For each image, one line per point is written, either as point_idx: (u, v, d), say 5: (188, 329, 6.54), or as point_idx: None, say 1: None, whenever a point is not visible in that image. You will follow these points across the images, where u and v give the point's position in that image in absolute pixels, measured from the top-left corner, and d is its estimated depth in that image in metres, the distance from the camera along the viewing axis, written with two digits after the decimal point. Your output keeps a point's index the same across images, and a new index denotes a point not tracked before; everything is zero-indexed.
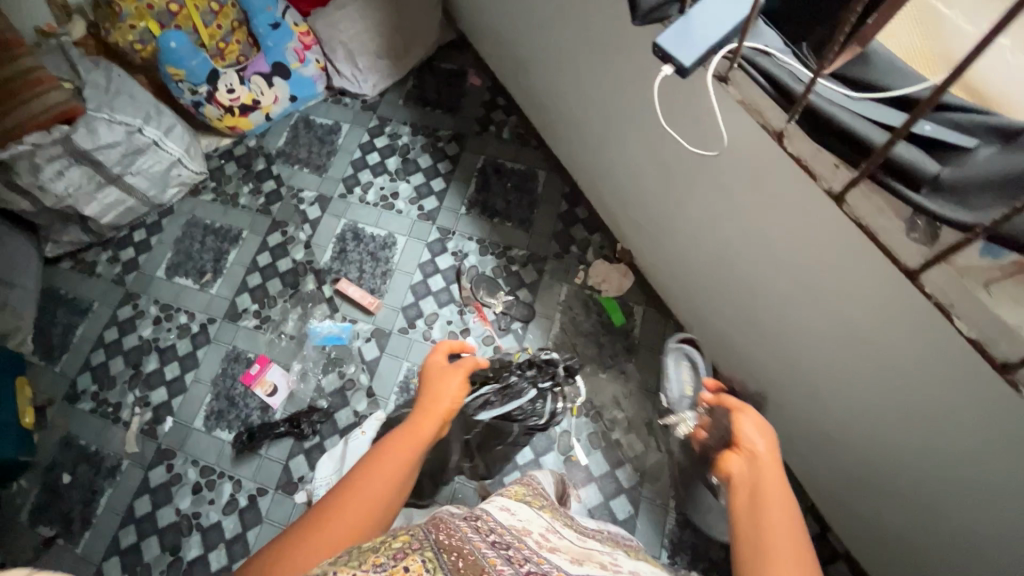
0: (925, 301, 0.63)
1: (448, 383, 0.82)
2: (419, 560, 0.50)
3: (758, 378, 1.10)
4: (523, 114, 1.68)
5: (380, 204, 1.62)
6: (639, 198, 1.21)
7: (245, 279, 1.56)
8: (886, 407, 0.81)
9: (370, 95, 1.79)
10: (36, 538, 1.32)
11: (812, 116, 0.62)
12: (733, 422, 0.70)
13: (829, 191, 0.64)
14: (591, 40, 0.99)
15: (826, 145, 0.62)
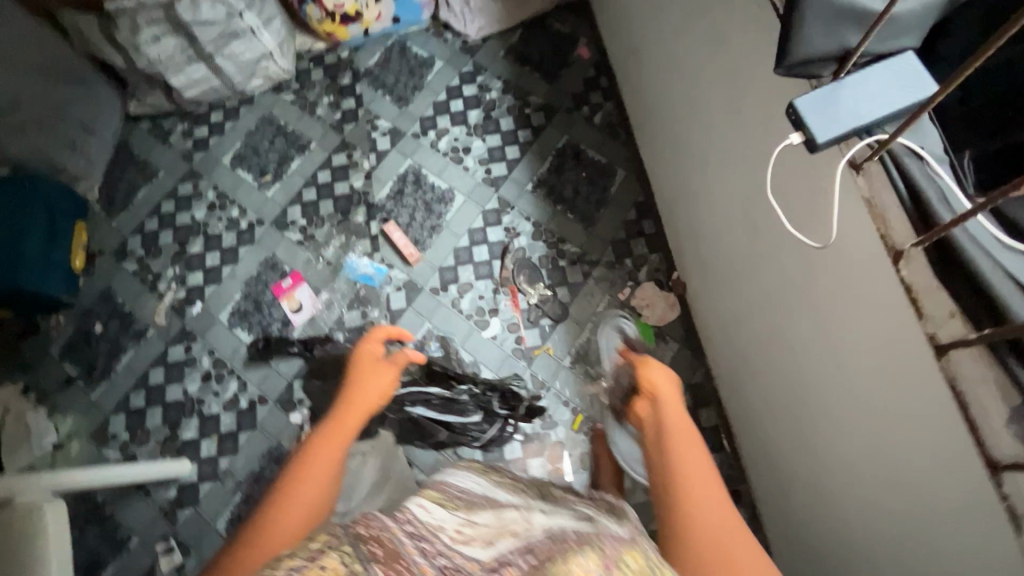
0: (1000, 491, 0.55)
1: (378, 377, 0.91)
2: (337, 556, 0.55)
3: (774, 463, 1.04)
4: (621, 104, 1.59)
5: (450, 156, 1.58)
6: (712, 236, 1.13)
7: (301, 191, 1.57)
8: (903, 560, 0.74)
9: (474, 37, 1.70)
10: (59, 374, 1.42)
11: (946, 251, 0.53)
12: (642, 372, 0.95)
13: (930, 338, 0.57)
14: (724, 60, 0.91)
15: (950, 288, 0.54)
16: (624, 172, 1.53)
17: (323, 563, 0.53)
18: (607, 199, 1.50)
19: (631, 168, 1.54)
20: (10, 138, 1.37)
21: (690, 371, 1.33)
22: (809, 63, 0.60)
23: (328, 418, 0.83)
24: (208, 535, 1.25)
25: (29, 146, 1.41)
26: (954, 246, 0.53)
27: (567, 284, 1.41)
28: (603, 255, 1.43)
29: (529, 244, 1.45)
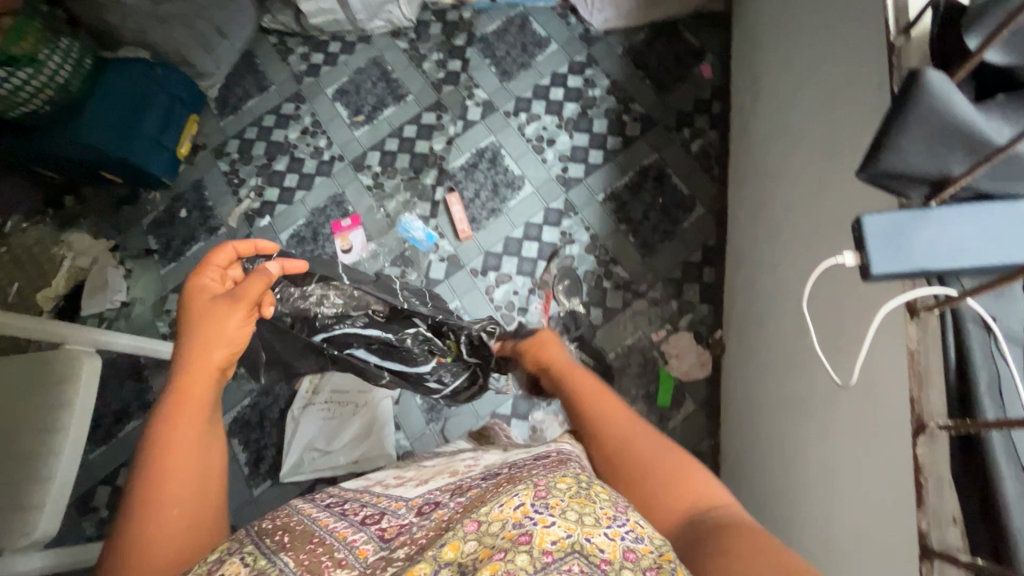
0: None
1: (224, 325, 0.76)
2: (238, 559, 0.61)
3: None
4: (726, 136, 1.47)
5: (532, 143, 1.56)
6: (768, 310, 1.04)
7: (385, 139, 1.62)
8: None
9: (597, 27, 1.65)
10: (143, 243, 1.61)
11: (970, 448, 0.46)
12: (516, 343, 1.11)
13: (921, 533, 0.51)
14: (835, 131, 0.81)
15: (959, 490, 0.47)
16: (703, 209, 1.43)
17: (223, 571, 0.59)
18: (674, 233, 1.41)
19: (712, 207, 1.43)
20: (154, 26, 1.52)
21: (698, 435, 1.26)
22: (898, 178, 0.52)
23: (171, 383, 0.71)
24: None
25: (170, 37, 1.56)
26: (981, 448, 0.45)
27: (603, 307, 1.37)
28: (650, 289, 1.37)
29: (579, 253, 1.42)
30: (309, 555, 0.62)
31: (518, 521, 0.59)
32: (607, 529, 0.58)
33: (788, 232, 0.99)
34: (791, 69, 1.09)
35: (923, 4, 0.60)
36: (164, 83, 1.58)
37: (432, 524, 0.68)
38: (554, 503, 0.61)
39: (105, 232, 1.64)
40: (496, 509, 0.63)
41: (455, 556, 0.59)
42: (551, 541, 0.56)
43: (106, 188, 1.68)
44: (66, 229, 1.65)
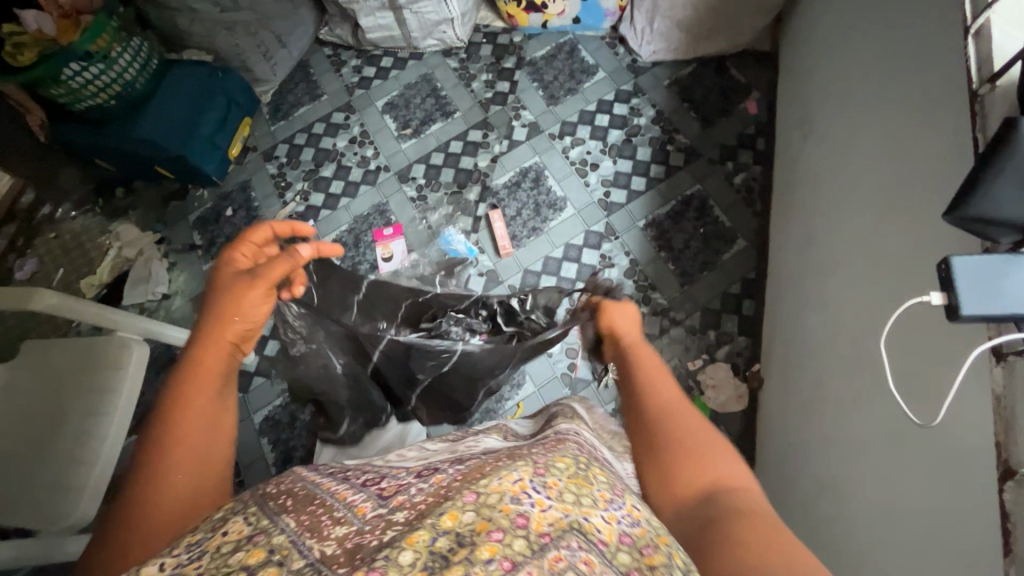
0: None
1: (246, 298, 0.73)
2: (240, 518, 0.50)
3: None
4: (770, 172, 1.49)
5: (576, 166, 1.58)
6: (817, 347, 1.03)
7: (431, 153, 1.66)
8: None
9: (644, 58, 1.69)
10: (187, 239, 1.64)
11: None
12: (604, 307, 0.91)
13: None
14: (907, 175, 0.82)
15: None
16: (744, 242, 1.43)
17: (226, 531, 0.49)
18: (714, 264, 1.42)
19: (753, 240, 1.44)
20: (221, 32, 1.58)
21: None
22: (989, 222, 0.53)
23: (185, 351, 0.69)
24: (243, 421, 1.39)
25: (234, 42, 1.62)
26: None
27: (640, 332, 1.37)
28: (688, 317, 1.37)
29: (619, 277, 1.43)
30: (310, 515, 0.51)
31: (515, 495, 0.50)
32: (605, 511, 0.52)
33: (842, 270, 0.99)
34: (847, 110, 1.11)
35: (1008, 55, 0.61)
36: (223, 86, 1.63)
37: (432, 490, 0.54)
38: (551, 483, 0.53)
39: (150, 225, 1.67)
40: (494, 481, 0.51)
41: (452, 525, 0.46)
42: (549, 522, 0.48)
43: (155, 183, 1.72)
44: (113, 220, 1.69)
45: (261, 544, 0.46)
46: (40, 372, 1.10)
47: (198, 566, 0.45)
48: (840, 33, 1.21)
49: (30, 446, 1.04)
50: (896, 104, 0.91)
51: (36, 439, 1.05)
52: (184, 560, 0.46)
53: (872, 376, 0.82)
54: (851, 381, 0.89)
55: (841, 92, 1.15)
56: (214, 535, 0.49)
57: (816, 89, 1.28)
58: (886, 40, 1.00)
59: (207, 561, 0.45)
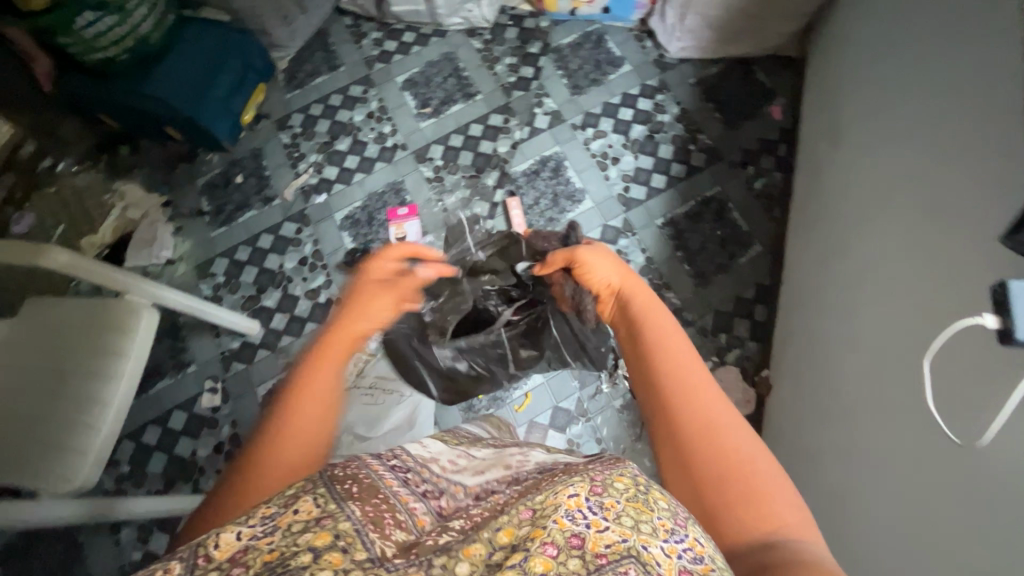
0: None
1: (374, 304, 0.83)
2: (310, 500, 0.48)
3: None
4: (791, 180, 1.49)
5: (597, 159, 1.56)
6: (837, 362, 1.04)
7: (450, 134, 1.63)
8: None
9: (672, 54, 1.67)
10: (195, 204, 1.59)
11: None
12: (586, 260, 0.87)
13: None
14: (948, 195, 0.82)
15: None
16: (759, 247, 1.44)
17: (296, 509, 0.47)
18: (729, 267, 1.42)
19: (769, 246, 1.44)
20: None
21: None
22: None
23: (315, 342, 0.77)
24: (246, 394, 1.36)
25: (253, 4, 1.56)
26: None
27: None
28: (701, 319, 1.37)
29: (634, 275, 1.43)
30: (374, 507, 0.50)
31: (570, 512, 0.46)
32: (665, 542, 0.45)
33: (867, 285, 1.00)
34: (880, 124, 1.10)
35: None
36: (239, 49, 1.58)
37: (489, 506, 0.54)
38: (609, 504, 0.47)
39: (156, 187, 1.62)
40: (549, 496, 0.48)
41: (508, 540, 0.45)
42: (606, 543, 0.43)
43: (162, 144, 1.66)
44: (116, 179, 1.64)
45: (328, 527, 0.45)
46: (41, 331, 1.07)
47: (270, 542, 0.44)
48: (874, 44, 1.21)
49: (32, 405, 1.02)
50: (936, 122, 0.91)
51: (37, 399, 1.02)
52: (257, 530, 0.45)
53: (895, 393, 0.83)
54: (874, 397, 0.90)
55: (873, 103, 1.14)
56: (286, 512, 0.47)
57: (847, 99, 1.28)
58: (926, 57, 0.99)
59: (280, 538, 0.45)
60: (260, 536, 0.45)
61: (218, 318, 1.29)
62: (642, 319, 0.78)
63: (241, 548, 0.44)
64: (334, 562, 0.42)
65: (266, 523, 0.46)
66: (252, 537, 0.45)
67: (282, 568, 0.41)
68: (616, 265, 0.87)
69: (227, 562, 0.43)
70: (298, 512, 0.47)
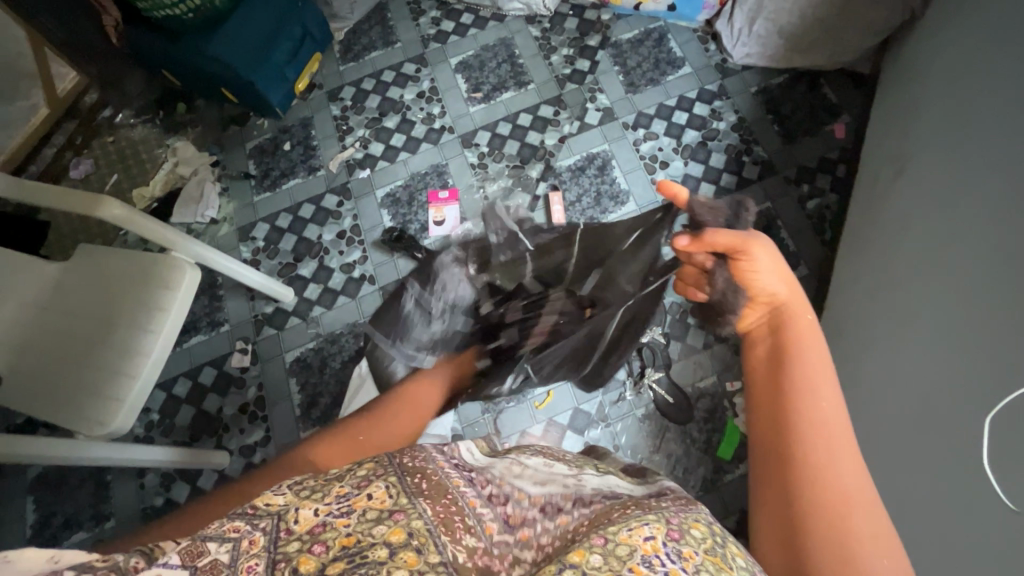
0: None
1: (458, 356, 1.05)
2: (382, 487, 0.52)
3: None
4: (846, 203, 1.43)
5: (645, 162, 1.53)
6: (885, 401, 0.99)
7: (498, 122, 1.61)
8: None
9: (735, 60, 1.61)
10: (242, 167, 1.62)
11: None
12: (758, 254, 0.76)
13: None
14: None
15: None
16: (804, 269, 1.39)
17: (369, 493, 0.51)
18: None
19: (816, 270, 1.39)
20: None
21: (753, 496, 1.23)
22: None
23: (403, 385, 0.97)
24: (274, 359, 1.39)
25: None
26: None
27: (683, 342, 1.33)
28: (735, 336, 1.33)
29: None
30: (444, 508, 0.53)
31: (647, 559, 0.49)
32: None
33: (925, 324, 0.95)
34: (955, 154, 1.04)
35: None
36: (299, 17, 1.59)
37: (558, 531, 0.59)
38: (688, 555, 0.51)
39: (207, 146, 1.65)
40: (625, 532, 0.52)
41: (580, 561, 0.48)
42: None
43: (217, 104, 1.69)
44: (171, 134, 1.68)
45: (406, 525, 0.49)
46: (91, 279, 1.11)
47: (346, 525, 0.48)
48: (956, 68, 1.14)
49: (78, 350, 1.06)
50: (1020, 158, 0.85)
51: (83, 344, 1.06)
52: (334, 511, 0.49)
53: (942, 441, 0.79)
54: (926, 446, 0.86)
55: (948, 132, 1.08)
56: (360, 494, 0.52)
57: (918, 125, 1.21)
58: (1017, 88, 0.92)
59: (353, 522, 0.48)
60: (338, 518, 0.48)
61: (253, 282, 1.32)
62: (793, 331, 0.77)
63: (317, 525, 0.47)
64: (409, 562, 0.45)
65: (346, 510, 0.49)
66: (334, 518, 0.48)
67: (360, 557, 0.45)
68: (784, 276, 0.78)
69: (307, 535, 0.47)
70: (372, 503, 0.50)
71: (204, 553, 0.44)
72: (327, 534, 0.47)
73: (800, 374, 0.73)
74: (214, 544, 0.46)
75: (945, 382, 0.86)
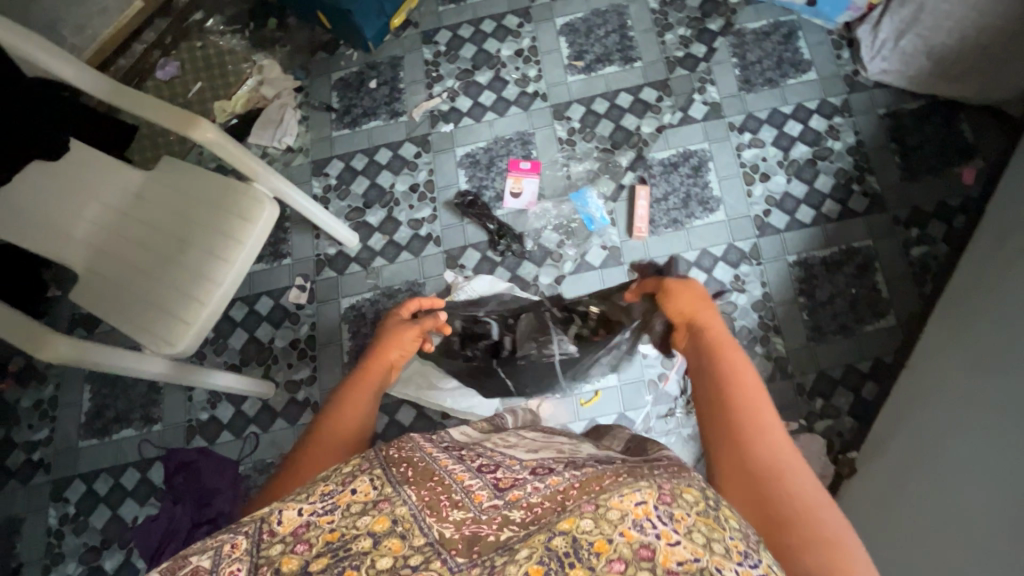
0: None
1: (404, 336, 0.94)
2: (367, 480, 0.54)
3: None
4: (957, 257, 1.31)
5: (745, 170, 1.42)
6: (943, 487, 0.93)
7: (595, 97, 1.51)
8: None
9: (869, 75, 1.45)
10: (324, 98, 1.57)
11: None
12: (676, 294, 0.85)
13: None
14: None
15: None
16: (892, 320, 1.29)
17: (354, 488, 0.54)
18: (851, 331, 1.29)
19: (905, 323, 1.29)
20: None
21: None
22: None
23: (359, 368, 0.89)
24: (330, 302, 1.39)
25: None
26: None
27: None
28: (802, 375, 1.27)
29: (744, 306, 1.32)
30: (429, 492, 0.54)
31: (638, 522, 0.47)
32: (738, 566, 0.45)
33: (1014, 422, 0.86)
34: None
35: None
36: None
37: (548, 493, 0.54)
38: (679, 517, 0.48)
39: (293, 69, 1.60)
40: (615, 497, 0.50)
41: (570, 528, 0.47)
42: (677, 560, 0.44)
43: (309, 26, 1.63)
44: (258, 49, 1.63)
45: (389, 518, 0.51)
46: (172, 196, 1.10)
47: (330, 522, 0.50)
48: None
49: (153, 266, 1.06)
50: None
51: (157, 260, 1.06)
52: (321, 513, 0.51)
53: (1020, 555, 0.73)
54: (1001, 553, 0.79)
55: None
56: (344, 489, 0.54)
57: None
58: None
59: (338, 517, 0.51)
60: (332, 520, 0.50)
61: (321, 221, 1.30)
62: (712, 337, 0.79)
63: (302, 525, 0.50)
64: (393, 549, 0.47)
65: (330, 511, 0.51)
66: (319, 518, 0.50)
67: (345, 551, 0.47)
68: (695, 293, 0.85)
69: (291, 536, 0.49)
70: (359, 495, 0.53)
71: (184, 566, 0.46)
72: (314, 535, 0.49)
73: (727, 371, 0.72)
74: (196, 557, 0.47)
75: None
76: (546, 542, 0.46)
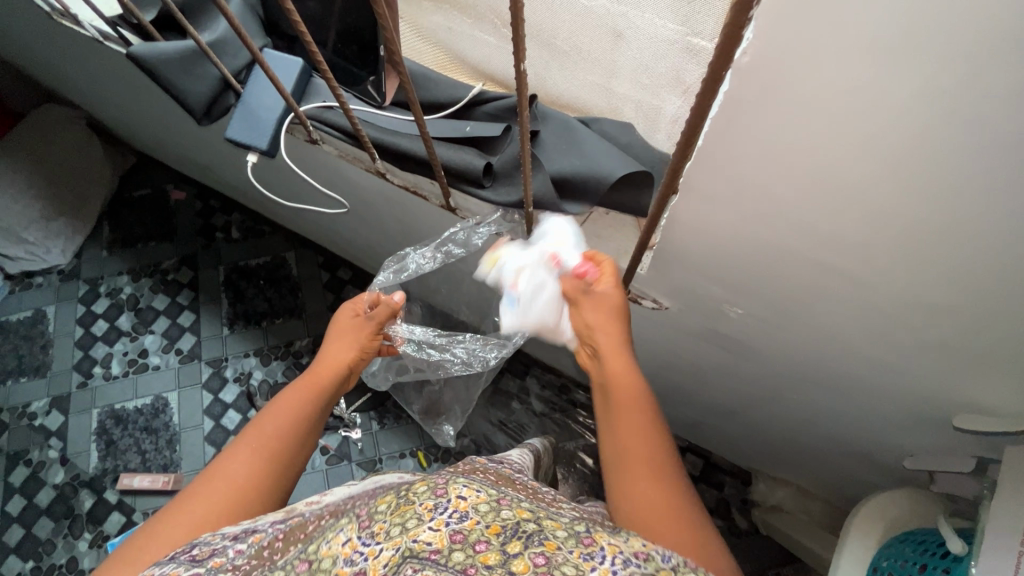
0: None
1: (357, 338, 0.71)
2: (461, 487, 0.42)
3: (561, 354, 1.14)
4: (243, 206, 1.56)
5: (133, 372, 1.43)
6: None
7: (3, 539, 1.29)
8: (648, 346, 0.80)
9: (63, 262, 1.52)
10: None
11: (384, 149, 0.65)
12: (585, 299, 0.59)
13: (445, 205, 0.69)
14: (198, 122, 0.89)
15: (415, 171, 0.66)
16: (293, 252, 1.52)
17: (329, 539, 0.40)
18: (298, 285, 1.49)
19: (294, 244, 1.53)
20: None
21: None
22: (213, 102, 0.69)
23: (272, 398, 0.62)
24: None
25: None
26: (378, 146, 0.65)
27: None
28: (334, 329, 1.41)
29: (268, 373, 1.41)
30: (504, 495, 0.42)
31: (473, 493, 0.41)
32: (432, 518, 0.38)
33: (311, 220, 1.08)
34: (170, 133, 1.14)
35: (107, 12, 0.73)
36: None
37: (479, 513, 0.39)
38: (518, 513, 0.40)
39: None
40: (322, 543, 0.40)
41: (522, 515, 0.40)
42: (508, 520, 0.39)
43: None
44: None
45: (478, 534, 0.38)
46: None
47: (477, 524, 0.38)
48: (70, 73, 1.13)
49: None
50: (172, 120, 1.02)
51: None
52: (449, 521, 0.39)
53: (400, 228, 0.86)
54: (376, 240, 0.97)
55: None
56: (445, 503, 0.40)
57: (121, 103, 1.13)
58: (99, 79, 1.04)
59: (446, 519, 0.38)
60: (458, 533, 0.38)
61: None
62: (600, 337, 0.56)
63: (362, 572, 0.37)
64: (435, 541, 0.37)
65: (367, 525, 0.40)
66: (345, 565, 0.38)
67: (456, 539, 0.37)
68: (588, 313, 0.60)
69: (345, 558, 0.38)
70: (384, 513, 0.41)
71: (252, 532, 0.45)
72: (457, 553, 0.36)
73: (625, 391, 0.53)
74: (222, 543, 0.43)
75: (346, 222, 0.96)
76: (493, 497, 0.41)
